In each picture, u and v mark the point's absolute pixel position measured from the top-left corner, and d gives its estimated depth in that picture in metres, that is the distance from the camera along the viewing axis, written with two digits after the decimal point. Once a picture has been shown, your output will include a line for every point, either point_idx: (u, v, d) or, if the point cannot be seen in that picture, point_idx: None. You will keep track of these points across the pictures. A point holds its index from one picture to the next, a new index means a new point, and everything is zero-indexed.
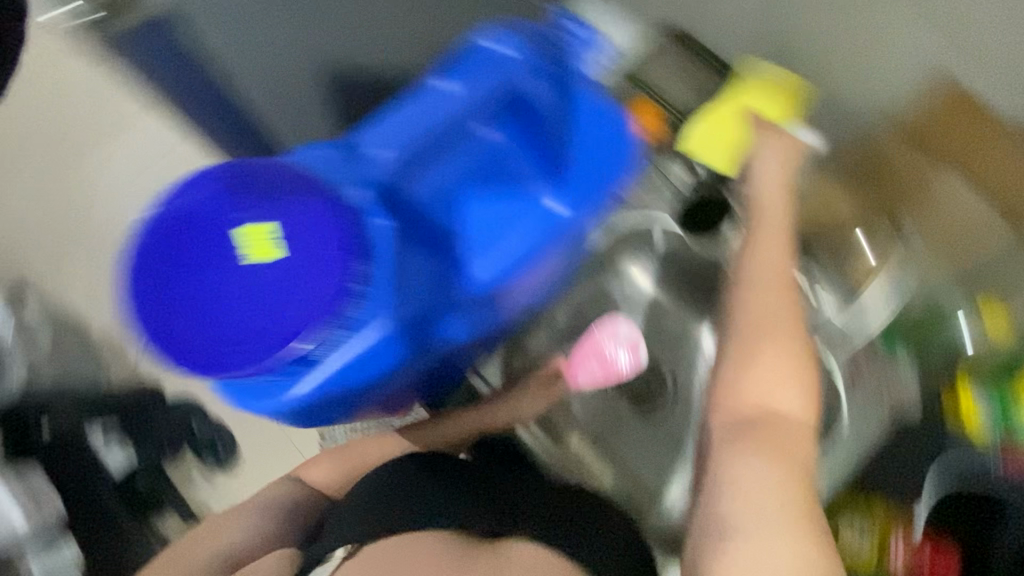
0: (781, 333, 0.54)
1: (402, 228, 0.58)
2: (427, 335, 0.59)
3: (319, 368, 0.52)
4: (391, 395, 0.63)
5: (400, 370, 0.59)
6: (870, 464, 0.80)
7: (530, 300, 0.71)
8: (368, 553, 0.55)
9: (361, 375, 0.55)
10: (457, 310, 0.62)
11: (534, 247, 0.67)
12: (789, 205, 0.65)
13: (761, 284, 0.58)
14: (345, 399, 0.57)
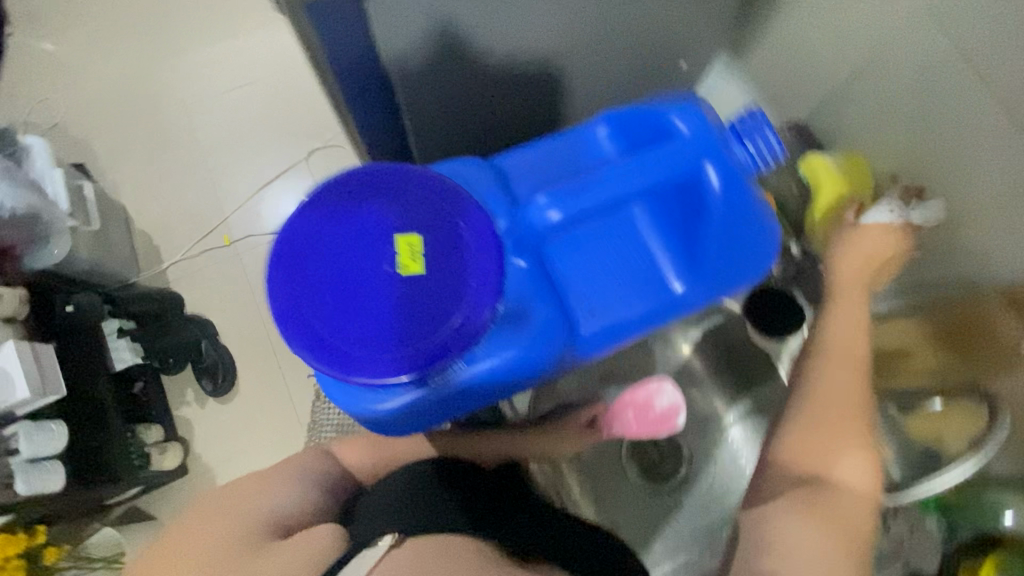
0: (850, 415, 0.64)
1: (535, 273, 0.60)
2: (527, 377, 0.60)
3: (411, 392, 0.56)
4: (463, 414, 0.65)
5: (491, 397, 0.62)
6: None
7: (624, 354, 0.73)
8: (418, 546, 0.55)
9: (444, 404, 0.58)
10: (546, 373, 0.62)
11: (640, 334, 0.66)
12: (864, 290, 0.75)
13: (836, 349, 0.69)
14: (421, 418, 0.59)
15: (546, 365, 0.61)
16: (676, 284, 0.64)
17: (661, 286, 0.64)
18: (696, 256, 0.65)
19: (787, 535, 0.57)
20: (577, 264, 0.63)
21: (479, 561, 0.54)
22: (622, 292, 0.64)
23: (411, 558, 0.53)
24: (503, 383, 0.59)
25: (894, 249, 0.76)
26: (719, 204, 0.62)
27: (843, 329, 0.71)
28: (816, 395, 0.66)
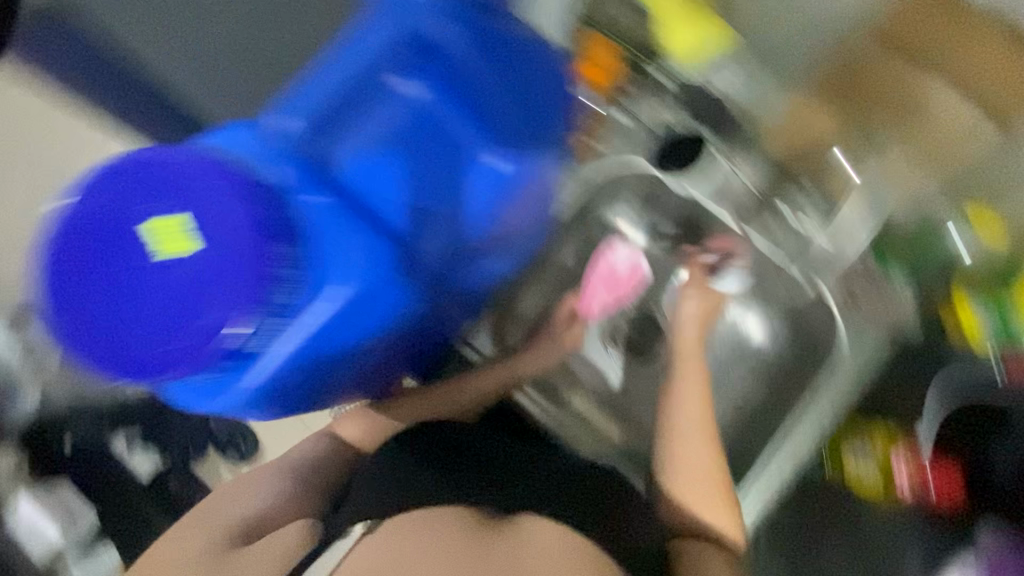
0: (701, 484, 0.66)
1: (330, 198, 0.60)
2: (366, 297, 0.60)
3: (274, 349, 0.57)
4: (355, 366, 0.66)
5: (351, 338, 0.62)
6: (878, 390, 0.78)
7: (487, 260, 0.74)
8: (394, 529, 0.55)
9: (309, 344, 0.59)
10: (416, 278, 0.65)
11: (491, 209, 0.69)
12: (700, 353, 0.74)
13: (684, 395, 0.69)
14: (286, 376, 0.60)
15: (399, 289, 0.63)
16: (481, 153, 0.68)
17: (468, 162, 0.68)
18: (479, 114, 0.69)
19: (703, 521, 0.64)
20: (379, 175, 0.65)
21: (464, 533, 0.54)
22: (436, 183, 0.67)
23: (384, 544, 0.53)
24: (375, 300, 0.61)
25: (761, 200, 0.77)
26: (468, 55, 0.70)
27: (694, 407, 0.69)
28: (678, 474, 0.66)
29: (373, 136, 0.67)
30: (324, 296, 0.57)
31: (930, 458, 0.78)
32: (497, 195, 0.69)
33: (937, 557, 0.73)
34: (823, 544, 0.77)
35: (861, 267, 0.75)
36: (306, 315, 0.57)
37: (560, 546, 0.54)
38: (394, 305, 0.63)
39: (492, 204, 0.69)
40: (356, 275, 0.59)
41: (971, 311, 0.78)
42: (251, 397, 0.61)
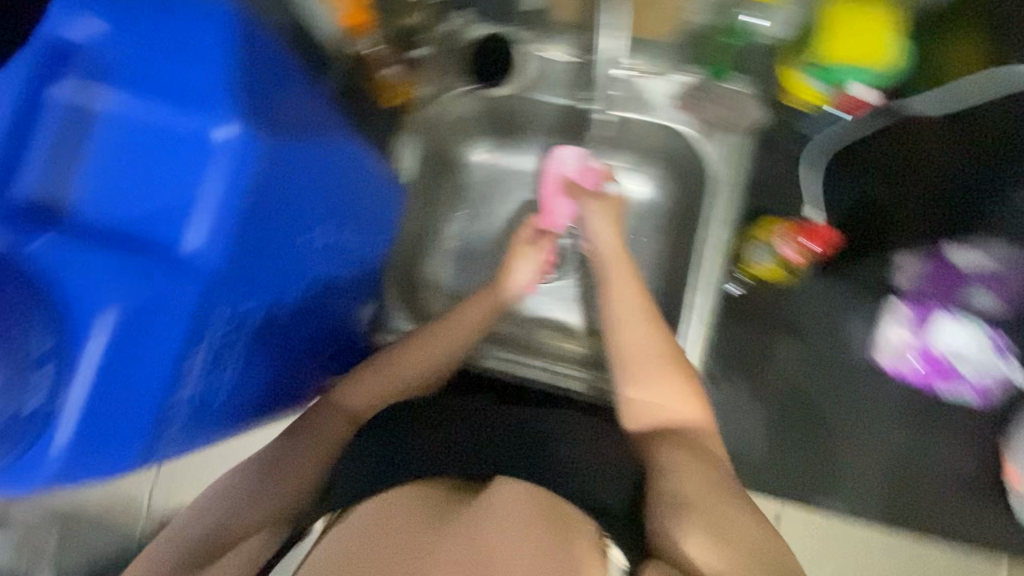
0: (650, 361, 0.65)
1: (65, 240, 0.43)
2: (213, 338, 0.49)
3: (59, 422, 0.42)
4: (235, 398, 0.57)
5: (222, 386, 0.53)
6: (764, 192, 0.79)
7: (346, 256, 0.64)
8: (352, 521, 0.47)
9: (151, 400, 0.46)
10: (233, 280, 0.47)
11: (280, 178, 0.50)
12: (627, 253, 0.74)
13: (610, 275, 0.72)
14: (163, 426, 0.48)
15: (194, 283, 0.44)
16: (217, 131, 0.45)
17: (212, 147, 0.45)
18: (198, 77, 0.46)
19: (665, 399, 0.63)
20: (117, 194, 0.46)
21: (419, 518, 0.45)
22: (182, 191, 0.45)
23: (331, 543, 0.45)
24: (191, 321, 0.45)
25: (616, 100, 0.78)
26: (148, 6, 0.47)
27: (628, 297, 0.69)
28: (621, 358, 0.66)
29: (96, 151, 0.45)
30: (114, 320, 0.42)
31: (807, 223, 0.76)
32: (314, 162, 0.54)
33: (870, 314, 0.78)
34: (774, 353, 0.78)
35: (697, 87, 0.76)
36: (96, 371, 0.42)
37: (520, 504, 0.46)
38: (198, 309, 0.45)
39: (263, 169, 0.47)
40: (142, 301, 0.43)
41: (800, 84, 0.73)
42: (69, 466, 0.43)
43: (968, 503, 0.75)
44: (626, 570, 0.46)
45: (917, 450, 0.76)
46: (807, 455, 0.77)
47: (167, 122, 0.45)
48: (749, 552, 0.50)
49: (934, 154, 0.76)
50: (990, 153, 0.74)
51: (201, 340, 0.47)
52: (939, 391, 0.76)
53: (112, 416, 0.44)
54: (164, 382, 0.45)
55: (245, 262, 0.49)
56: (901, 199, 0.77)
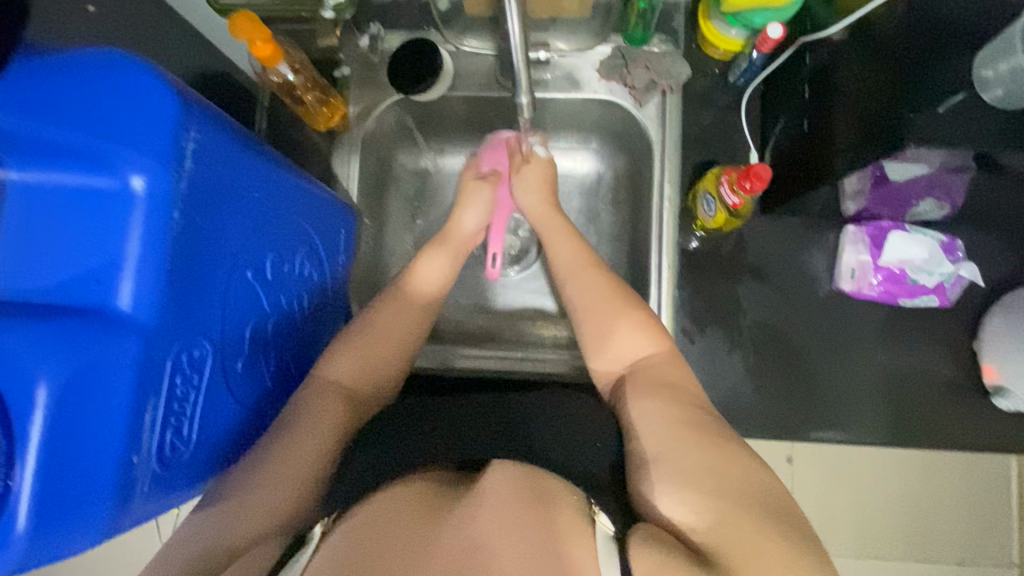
0: (603, 307, 0.68)
1: None
2: (170, 397, 0.43)
3: (19, 508, 0.35)
4: (209, 446, 0.50)
5: (192, 446, 0.47)
6: (703, 145, 0.81)
7: (297, 284, 0.62)
8: (352, 526, 0.47)
9: (112, 470, 0.38)
10: (174, 330, 0.43)
11: (211, 204, 0.46)
12: (559, 218, 0.77)
13: (551, 242, 0.76)
14: (128, 497, 0.39)
15: (135, 338, 0.39)
16: (132, 178, 0.39)
17: (131, 195, 0.39)
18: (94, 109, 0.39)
19: (628, 348, 0.65)
20: (34, 250, 0.39)
21: (411, 518, 0.45)
22: (103, 242, 0.39)
23: (329, 551, 0.44)
24: (139, 373, 0.39)
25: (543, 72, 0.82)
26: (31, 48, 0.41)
27: (566, 251, 0.74)
28: (578, 309, 0.69)
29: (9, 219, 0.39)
30: (52, 394, 0.35)
31: (743, 167, 0.72)
32: (249, 191, 0.51)
33: (825, 244, 0.79)
34: (742, 299, 0.79)
35: (616, 55, 0.80)
36: (46, 451, 0.35)
37: (514, 497, 0.46)
38: (144, 360, 0.40)
39: (187, 196, 0.42)
40: (85, 361, 0.37)
41: (716, 31, 0.76)
42: (33, 554, 0.36)
43: (953, 405, 0.77)
44: (612, 535, 0.47)
45: (895, 366, 0.78)
46: (795, 393, 0.77)
47: (71, 171, 0.39)
48: (745, 484, 0.50)
49: (849, 60, 0.62)
50: (896, 45, 0.57)
51: (155, 392, 0.41)
52: (902, 300, 0.77)
53: (68, 505, 0.36)
54: (126, 455, 0.39)
55: (188, 314, 0.44)
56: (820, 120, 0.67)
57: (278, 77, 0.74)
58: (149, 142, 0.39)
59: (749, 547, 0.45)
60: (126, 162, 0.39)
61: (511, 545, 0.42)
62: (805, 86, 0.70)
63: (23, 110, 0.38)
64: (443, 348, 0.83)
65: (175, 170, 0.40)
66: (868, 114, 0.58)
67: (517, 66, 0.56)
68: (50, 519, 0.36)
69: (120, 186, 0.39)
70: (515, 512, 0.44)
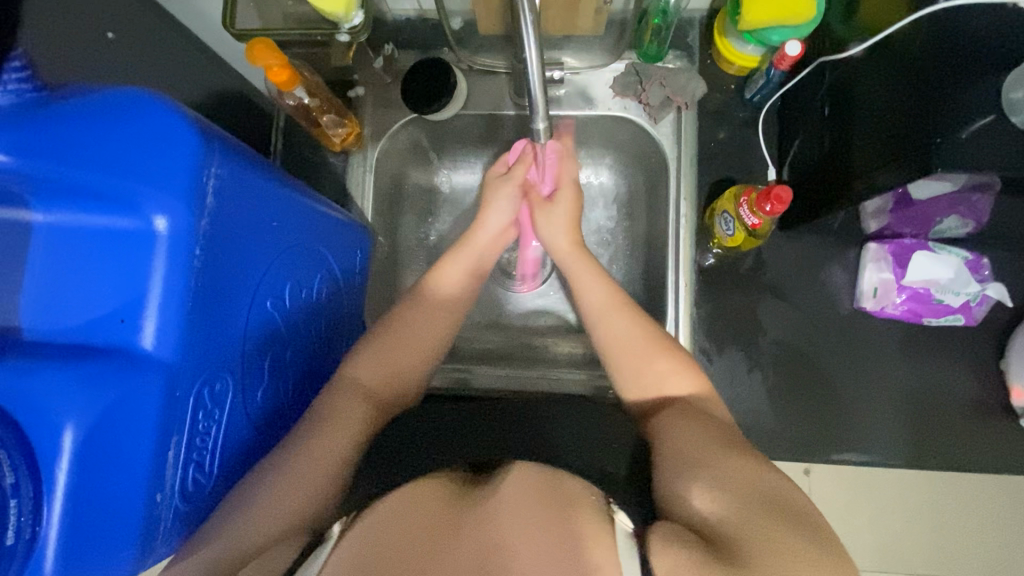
0: (638, 347, 0.65)
1: (13, 362, 0.36)
2: (193, 434, 0.43)
3: (47, 550, 0.34)
4: (228, 478, 0.50)
5: (212, 479, 0.47)
6: (718, 162, 0.80)
7: (314, 310, 0.62)
8: (368, 523, 0.47)
9: (137, 510, 0.38)
10: (197, 367, 0.43)
11: (233, 240, 0.46)
12: (582, 251, 0.74)
13: (573, 268, 0.73)
14: (152, 536, 0.39)
15: (158, 378, 0.39)
16: (155, 219, 0.39)
17: (153, 235, 0.40)
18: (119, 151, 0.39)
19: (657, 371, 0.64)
20: (58, 291, 0.40)
21: (430, 515, 0.46)
22: (127, 282, 0.40)
23: (345, 549, 0.45)
24: (162, 413, 0.39)
25: (559, 89, 0.81)
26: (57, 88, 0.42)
27: (597, 291, 0.70)
28: (613, 351, 0.67)
29: (35, 259, 0.40)
30: (78, 437, 0.35)
31: (762, 186, 0.70)
32: (267, 223, 0.51)
33: (845, 261, 0.78)
34: (760, 317, 0.78)
35: (629, 72, 0.79)
36: (72, 493, 0.35)
37: (527, 497, 0.46)
38: (167, 399, 0.40)
39: (209, 235, 0.42)
40: (111, 403, 0.37)
41: (732, 48, 0.76)
42: None
43: (980, 424, 0.75)
44: (632, 532, 0.46)
45: (920, 385, 0.76)
46: (816, 413, 0.76)
47: (96, 213, 0.39)
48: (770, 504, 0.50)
49: (874, 82, 0.61)
50: (919, 66, 0.56)
51: (179, 429, 0.41)
52: (926, 320, 0.76)
53: (95, 544, 0.36)
54: (150, 494, 0.39)
55: (211, 350, 0.44)
56: (838, 141, 0.66)
57: (294, 100, 0.74)
58: (170, 182, 0.39)
59: (781, 551, 0.43)
60: (152, 204, 0.39)
61: (528, 543, 0.43)
62: (827, 105, 0.69)
63: (48, 154, 0.38)
64: (461, 368, 0.82)
65: (197, 209, 0.41)
66: (893, 135, 0.57)
67: (535, 95, 0.55)
68: (76, 559, 0.36)
69: (145, 226, 0.39)
70: (528, 509, 0.45)
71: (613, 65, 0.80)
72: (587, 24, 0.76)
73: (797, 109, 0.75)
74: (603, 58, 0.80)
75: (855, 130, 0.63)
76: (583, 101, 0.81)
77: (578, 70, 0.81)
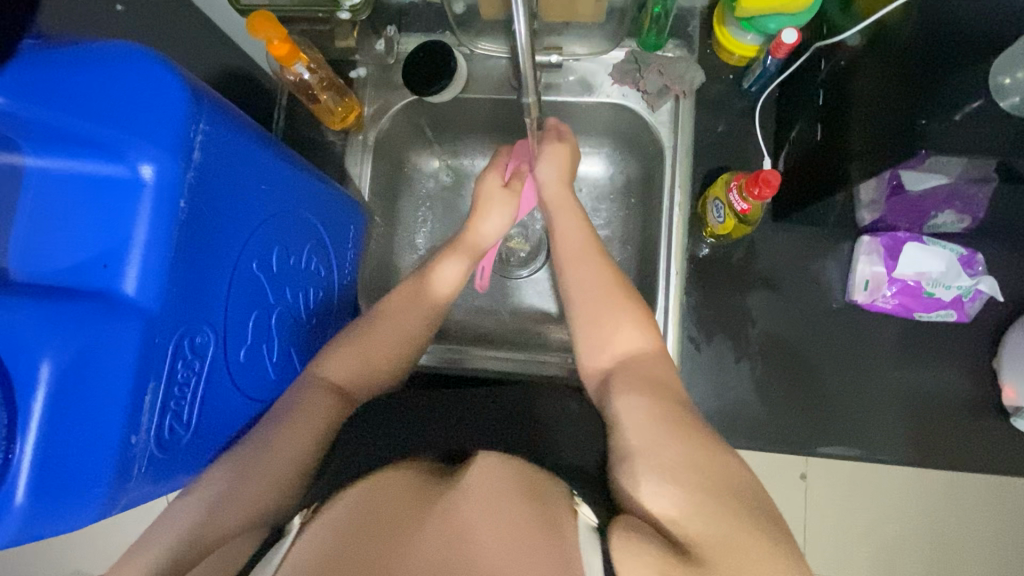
0: (606, 293, 0.66)
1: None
2: (171, 383, 0.44)
3: (18, 479, 0.36)
4: (209, 434, 0.51)
5: (191, 430, 0.48)
6: (714, 152, 0.80)
7: (304, 279, 0.63)
8: (328, 516, 0.45)
9: (109, 449, 0.39)
10: (177, 317, 0.44)
11: (219, 196, 0.47)
12: (570, 195, 0.74)
13: (558, 204, 0.74)
14: (125, 474, 0.40)
15: (137, 323, 0.40)
16: (141, 166, 0.40)
17: (140, 182, 0.41)
18: (106, 101, 0.40)
19: (621, 341, 0.63)
20: (50, 233, 0.41)
21: (394, 509, 0.44)
22: (112, 227, 0.41)
23: (307, 541, 0.43)
24: (140, 357, 0.40)
25: (557, 74, 0.81)
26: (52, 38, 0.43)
27: (575, 236, 0.71)
28: (575, 298, 0.67)
29: (28, 207, 0.41)
30: (55, 370, 0.37)
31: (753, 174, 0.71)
32: (258, 184, 0.52)
33: (838, 254, 0.78)
34: (750, 308, 0.77)
35: (629, 60, 0.80)
36: (47, 424, 0.36)
37: (498, 491, 0.45)
38: (146, 344, 0.41)
39: (195, 189, 0.43)
40: (88, 343, 0.38)
41: (731, 37, 0.76)
42: (37, 524, 0.37)
43: (970, 427, 0.74)
44: (595, 526, 0.46)
45: (912, 386, 0.75)
46: (804, 407, 0.76)
47: (85, 159, 0.41)
48: (747, 490, 0.49)
49: (867, 75, 0.61)
50: (913, 62, 0.56)
51: (157, 376, 0.42)
52: (917, 314, 0.75)
53: (67, 480, 0.37)
54: (125, 437, 0.40)
55: (193, 303, 0.46)
56: (830, 129, 0.66)
57: (295, 77, 0.75)
58: (156, 132, 0.40)
59: None
60: (139, 152, 0.40)
61: (494, 527, 0.42)
62: (820, 93, 0.69)
63: (43, 102, 0.40)
64: (448, 347, 0.81)
65: (183, 160, 0.42)
66: (887, 120, 0.57)
67: (524, 70, 0.56)
68: (51, 490, 0.37)
69: (132, 174, 0.41)
70: (501, 502, 0.44)
71: (616, 51, 0.80)
72: (587, 11, 0.76)
73: (791, 101, 0.76)
74: (606, 45, 0.81)
75: (848, 117, 0.62)
76: (580, 84, 0.81)
77: (579, 56, 0.81)
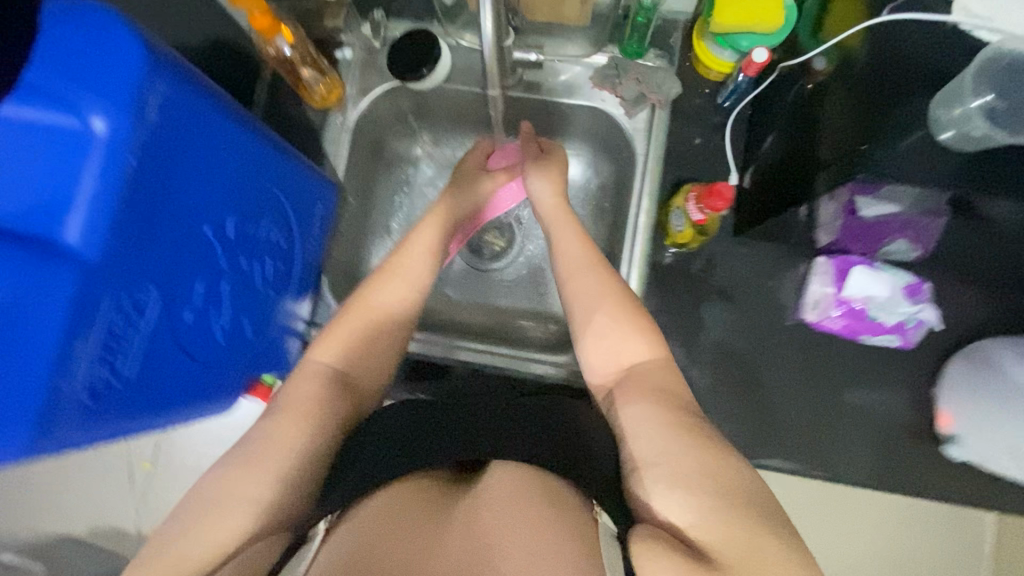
0: (611, 302, 0.65)
1: None
2: (106, 336, 0.44)
3: None
4: (150, 394, 0.52)
5: (129, 385, 0.48)
6: (685, 164, 0.82)
7: (263, 249, 0.63)
8: (351, 525, 0.45)
9: (32, 395, 0.40)
10: (117, 272, 0.44)
11: (173, 157, 0.47)
12: (568, 214, 0.75)
13: (557, 223, 0.74)
14: (49, 420, 0.41)
15: (72, 273, 0.41)
16: (92, 120, 0.40)
17: (89, 136, 0.40)
18: (59, 49, 0.39)
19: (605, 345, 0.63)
20: None
21: (409, 519, 0.44)
22: (57, 178, 0.41)
23: (334, 548, 0.43)
24: (72, 307, 0.41)
25: (540, 72, 0.83)
26: None
27: (574, 248, 0.71)
28: (579, 306, 0.67)
29: None
30: None
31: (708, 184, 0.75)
32: (218, 149, 0.52)
33: (795, 274, 0.81)
34: (704, 318, 0.80)
35: (610, 65, 0.81)
36: None
37: (518, 495, 0.44)
38: (80, 296, 0.41)
39: (145, 148, 0.43)
40: None
41: (708, 52, 0.78)
42: None
43: (904, 446, 0.78)
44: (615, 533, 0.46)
45: (852, 404, 0.79)
46: (748, 416, 0.79)
47: (32, 105, 0.39)
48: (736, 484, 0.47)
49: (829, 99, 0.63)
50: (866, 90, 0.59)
51: (90, 328, 0.42)
52: (862, 337, 0.79)
53: None
54: (52, 383, 0.40)
55: (136, 260, 0.46)
56: (795, 148, 0.69)
57: (274, 51, 0.75)
58: (110, 87, 0.40)
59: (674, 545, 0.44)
60: (88, 105, 0.40)
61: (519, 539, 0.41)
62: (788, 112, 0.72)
63: None
64: (440, 338, 0.81)
65: (136, 119, 0.41)
66: (840, 142, 0.59)
67: (489, 65, 0.56)
68: None
69: (81, 127, 0.40)
70: (516, 510, 0.43)
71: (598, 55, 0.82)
72: (572, 13, 0.77)
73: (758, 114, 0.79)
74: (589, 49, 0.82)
75: (812, 137, 0.65)
76: (559, 84, 0.83)
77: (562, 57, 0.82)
